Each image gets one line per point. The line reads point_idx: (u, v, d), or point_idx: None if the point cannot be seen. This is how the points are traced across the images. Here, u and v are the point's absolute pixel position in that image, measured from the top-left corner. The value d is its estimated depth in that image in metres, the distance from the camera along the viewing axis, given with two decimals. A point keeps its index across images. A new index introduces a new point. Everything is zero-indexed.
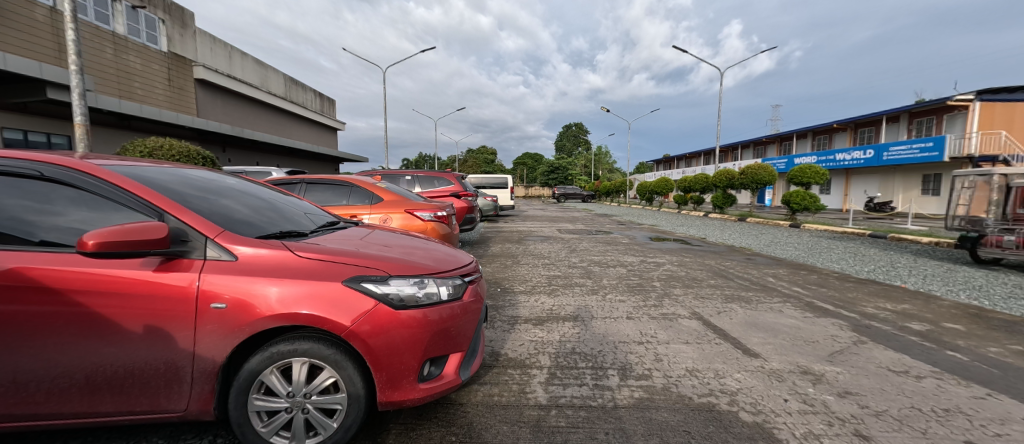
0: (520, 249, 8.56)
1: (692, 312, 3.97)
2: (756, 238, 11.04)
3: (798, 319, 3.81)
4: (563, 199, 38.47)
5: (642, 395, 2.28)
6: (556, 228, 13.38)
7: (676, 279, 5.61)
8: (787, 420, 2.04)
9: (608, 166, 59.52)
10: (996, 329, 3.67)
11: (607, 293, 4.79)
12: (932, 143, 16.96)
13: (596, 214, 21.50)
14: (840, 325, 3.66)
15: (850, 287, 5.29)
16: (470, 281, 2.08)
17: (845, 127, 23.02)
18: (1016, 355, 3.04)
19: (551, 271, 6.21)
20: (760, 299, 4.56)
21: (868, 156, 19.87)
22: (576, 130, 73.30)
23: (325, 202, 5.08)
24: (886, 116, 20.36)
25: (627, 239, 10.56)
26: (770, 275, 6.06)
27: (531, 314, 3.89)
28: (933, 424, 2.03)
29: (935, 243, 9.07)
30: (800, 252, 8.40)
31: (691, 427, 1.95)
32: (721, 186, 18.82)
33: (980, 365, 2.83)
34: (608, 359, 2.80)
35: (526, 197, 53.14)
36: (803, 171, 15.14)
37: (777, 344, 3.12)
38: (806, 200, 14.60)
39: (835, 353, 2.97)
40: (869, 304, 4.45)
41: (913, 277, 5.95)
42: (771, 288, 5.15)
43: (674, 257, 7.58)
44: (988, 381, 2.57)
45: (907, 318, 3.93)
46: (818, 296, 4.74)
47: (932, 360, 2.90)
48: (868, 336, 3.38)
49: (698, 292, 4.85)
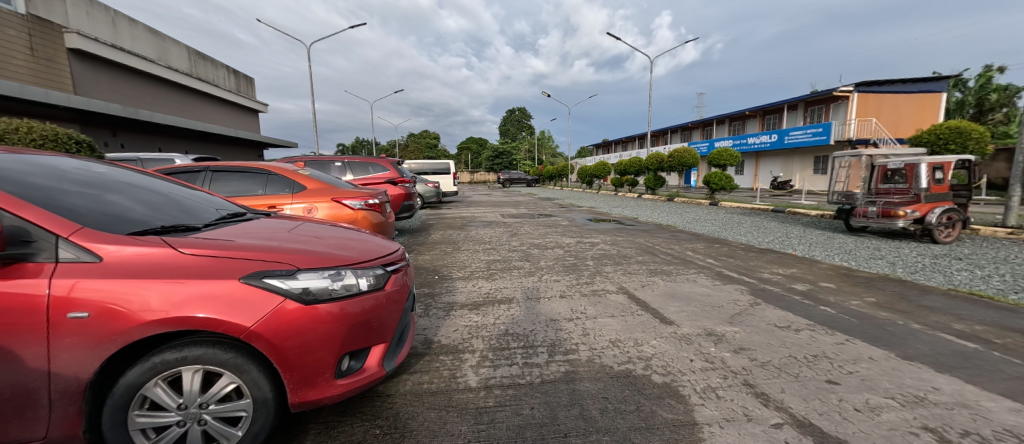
0: (462, 235, 8.51)
1: (620, 287, 4.26)
2: (680, 216, 12.02)
3: (710, 287, 4.24)
4: (508, 184, 38.45)
5: (569, 368, 2.41)
6: (499, 212, 13.50)
7: (608, 256, 5.97)
8: (691, 377, 2.28)
9: (550, 150, 60.64)
10: (857, 284, 4.44)
11: (543, 274, 4.96)
12: (821, 129, 19.58)
13: (538, 197, 21.92)
14: (741, 290, 4.16)
15: (752, 256, 6.01)
16: (393, 271, 2.02)
17: (755, 115, 25.70)
18: (869, 305, 3.70)
19: (490, 255, 6.26)
20: (678, 271, 4.99)
21: (772, 139, 22.41)
22: (518, 114, 73.26)
23: (237, 192, 4.56)
24: (787, 104, 23.01)
25: (566, 222, 10.95)
26: (690, 249, 6.66)
27: (468, 300, 3.90)
28: (804, 368, 2.40)
29: (821, 215, 10.57)
30: (716, 228, 9.28)
31: (609, 393, 2.11)
32: (652, 168, 20.04)
33: (843, 316, 3.39)
34: (539, 338, 2.90)
35: (470, 182, 52.57)
36: (720, 154, 16.69)
37: (690, 311, 3.46)
38: (723, 180, 16.11)
39: (735, 315, 3.37)
40: (766, 269, 5.12)
41: (802, 245, 6.92)
42: (689, 261, 5.67)
43: (608, 237, 8.05)
44: (848, 329, 3.10)
45: (793, 280, 4.60)
46: (726, 266, 5.33)
47: (809, 315, 3.42)
48: (762, 298, 3.87)
49: (626, 268, 5.19)
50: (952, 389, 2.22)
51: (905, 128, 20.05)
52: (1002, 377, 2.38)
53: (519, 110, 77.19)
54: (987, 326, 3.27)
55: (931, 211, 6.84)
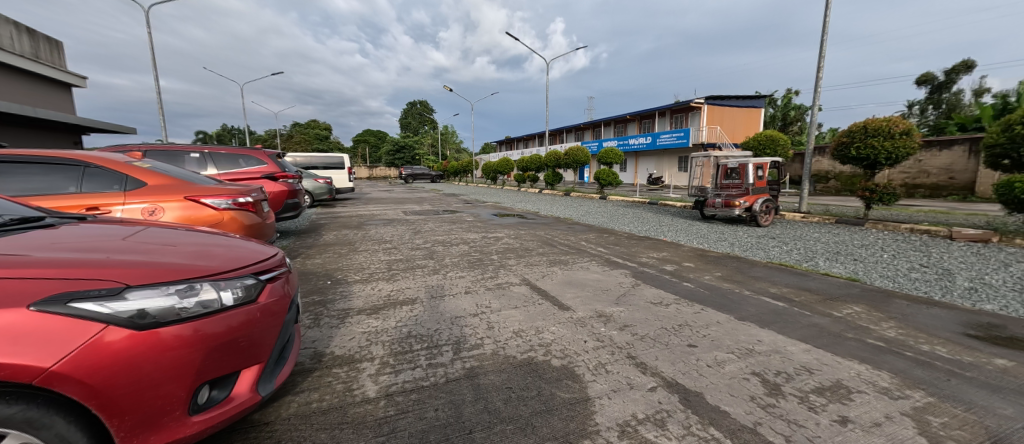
0: (359, 235, 7.88)
1: (522, 279, 4.43)
2: (575, 209, 13.03)
3: (600, 273, 4.68)
4: (411, 180, 36.83)
5: (474, 363, 2.42)
6: (402, 210, 12.88)
7: (511, 250, 6.16)
8: (584, 357, 2.49)
9: (454, 145, 60.00)
10: (709, 262, 5.39)
11: (448, 271, 4.89)
12: (682, 134, 23.28)
13: (443, 194, 21.51)
14: (625, 273, 4.69)
15: (634, 243, 6.85)
16: (268, 280, 1.74)
17: (634, 119, 29.20)
18: (717, 279, 4.54)
19: (390, 255, 5.93)
20: (574, 260, 5.40)
21: (647, 141, 25.83)
22: (420, 108, 70.67)
23: (34, 190, 3.44)
24: (658, 111, 26.68)
25: (471, 217, 10.97)
26: (584, 239, 7.28)
27: (366, 304, 3.62)
28: (672, 336, 2.83)
29: (684, 206, 12.54)
30: (605, 219, 10.29)
31: (512, 383, 2.17)
32: (550, 165, 21.27)
33: (699, 289, 4.09)
34: (443, 336, 2.84)
35: (368, 178, 49.01)
36: (607, 153, 18.55)
37: (584, 296, 3.78)
38: (610, 176, 17.95)
39: (620, 296, 3.79)
40: (645, 254, 5.88)
41: (670, 232, 8.11)
42: (583, 250, 6.18)
43: (511, 231, 8.31)
44: (703, 300, 3.74)
45: (664, 262, 5.37)
46: (613, 253, 5.95)
47: (676, 290, 4.03)
48: (641, 279, 4.44)
49: (528, 260, 5.42)
50: (769, 339, 2.87)
51: (739, 134, 24.93)
52: (798, 326, 3.16)
53: (420, 103, 74.55)
54: (790, 288, 4.28)
55: (756, 201, 8.61)
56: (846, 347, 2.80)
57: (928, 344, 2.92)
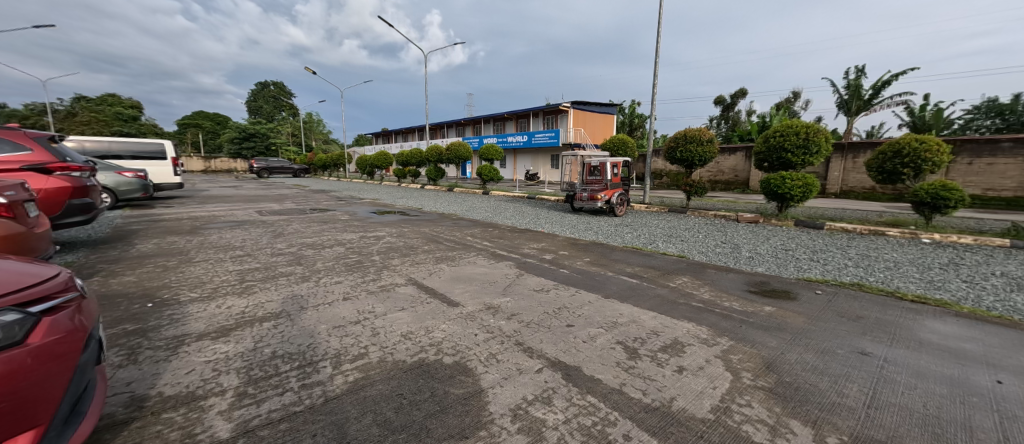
0: (196, 242, 6.37)
1: (408, 279, 4.23)
2: (459, 205, 13.06)
3: (487, 266, 4.80)
4: (266, 175, 31.45)
5: (356, 375, 2.21)
6: (255, 209, 10.90)
7: (394, 249, 5.83)
8: (476, 350, 2.52)
9: (321, 136, 53.52)
10: (580, 250, 6.05)
11: (321, 277, 4.35)
12: (553, 134, 25.55)
13: (309, 190, 18.98)
14: (510, 265, 4.91)
15: (516, 236, 7.22)
16: (46, 312, 1.26)
17: (511, 118, 30.70)
18: (587, 264, 5.13)
19: (243, 263, 4.97)
20: (461, 256, 5.41)
21: (523, 139, 27.56)
22: (274, 90, 60.75)
23: None
24: (532, 112, 28.59)
25: (345, 216, 9.97)
26: (469, 234, 7.35)
27: (212, 326, 2.96)
28: (554, 320, 3.09)
29: (557, 200, 13.76)
30: (488, 214, 10.57)
31: (403, 389, 2.06)
32: (432, 160, 20.80)
33: (573, 274, 4.56)
34: (319, 351, 2.52)
35: (204, 172, 39.96)
36: (488, 149, 19.08)
37: (472, 290, 3.82)
38: (492, 172, 18.50)
39: (507, 287, 3.96)
40: (526, 246, 6.26)
41: (547, 224, 8.82)
42: (469, 245, 6.24)
43: (393, 229, 7.86)
44: (577, 283, 4.18)
45: (544, 252, 5.82)
46: (498, 246, 6.17)
47: (555, 277, 4.41)
48: (525, 269, 4.71)
49: (413, 259, 5.20)
50: (629, 312, 3.39)
51: (598, 136, 28.52)
52: (648, 298, 3.81)
53: (274, 85, 64.07)
54: (641, 267, 5.12)
55: (613, 195, 10.04)
56: (679, 311, 3.49)
57: (729, 301, 3.86)
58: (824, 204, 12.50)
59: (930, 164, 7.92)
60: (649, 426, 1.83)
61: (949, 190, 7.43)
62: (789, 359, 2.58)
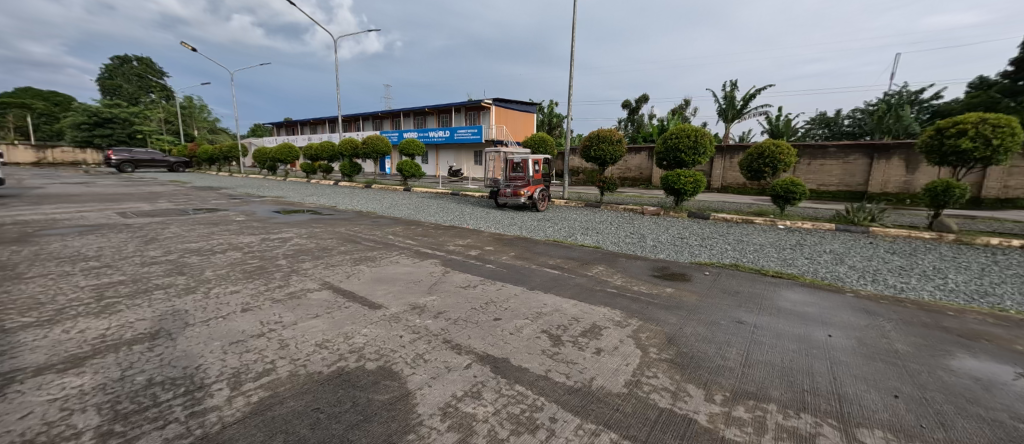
0: (29, 253, 5.05)
1: (321, 283, 3.89)
2: (378, 202, 12.35)
3: (411, 265, 4.64)
4: (132, 169, 26.13)
5: (262, 394, 1.98)
6: (118, 211, 9.01)
7: (304, 252, 5.31)
8: (401, 352, 2.43)
9: (206, 124, 46.15)
10: (504, 244, 6.17)
11: (213, 287, 3.79)
12: (475, 130, 25.56)
13: (193, 187, 16.27)
14: (436, 263, 4.81)
15: (441, 233, 7.09)
16: None
17: (433, 112, 29.89)
18: (512, 258, 5.26)
19: (102, 277, 4.09)
20: (382, 256, 5.15)
21: (446, 135, 27.10)
22: (139, 67, 50.55)
23: None
24: (454, 107, 28.18)
25: (241, 216, 8.77)
26: (390, 233, 7.01)
27: (60, 356, 2.39)
28: (481, 315, 3.12)
29: (481, 196, 13.80)
30: (410, 211, 10.19)
31: (319, 403, 1.90)
32: (346, 154, 19.32)
33: (500, 269, 4.65)
34: (213, 372, 2.19)
35: (37, 165, 31.70)
36: (409, 144, 18.35)
37: (395, 290, 3.66)
38: (413, 168, 17.83)
39: (432, 285, 3.87)
40: (452, 242, 6.19)
41: (472, 220, 8.81)
42: (391, 244, 5.96)
43: (302, 229, 7.15)
44: (503, 278, 4.27)
45: (469, 248, 5.81)
46: (421, 244, 5.99)
47: (481, 273, 4.44)
48: (450, 266, 4.66)
49: (327, 261, 4.80)
50: (552, 301, 3.56)
51: (520, 134, 29.23)
52: (568, 288, 4.05)
53: (139, 61, 53.28)
54: (562, 259, 5.42)
55: (534, 191, 10.42)
56: (596, 297, 3.78)
57: (638, 286, 4.28)
58: (710, 198, 14.50)
59: (782, 164, 9.67)
60: (572, 406, 1.96)
61: (796, 185, 9.17)
62: (685, 333, 2.96)
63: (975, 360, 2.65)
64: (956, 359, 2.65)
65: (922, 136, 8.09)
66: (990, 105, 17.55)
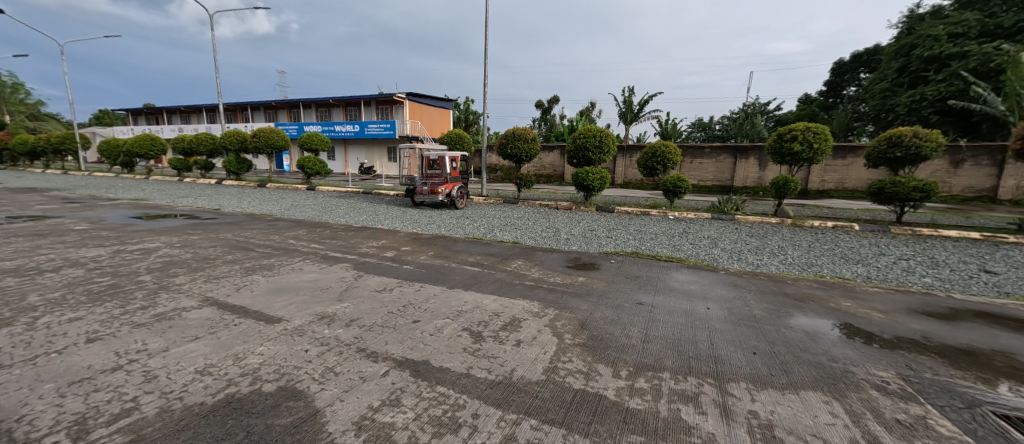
0: None
1: (203, 299, 3.33)
2: (275, 203, 11.01)
3: (317, 272, 4.22)
4: None
5: (121, 440, 1.62)
6: None
7: (179, 264, 4.49)
8: (306, 368, 2.21)
9: (24, 108, 35.96)
10: (422, 244, 5.99)
11: (43, 315, 2.98)
12: (388, 125, 24.28)
13: (6, 190, 12.59)
14: (346, 267, 4.46)
15: (352, 235, 6.59)
16: None
17: (338, 105, 27.52)
18: (431, 257, 5.13)
19: None
20: (281, 263, 4.59)
21: (355, 129, 25.27)
22: None
23: None
24: (362, 100, 26.29)
25: (84, 224, 7.04)
26: (291, 237, 6.30)
27: None
28: (398, 318, 2.99)
29: (396, 195, 13.16)
30: (315, 212, 9.29)
31: (203, 439, 1.63)
32: (232, 149, 16.80)
33: (418, 269, 4.50)
34: (45, 423, 1.73)
35: None
36: (311, 138, 16.64)
37: (298, 301, 3.30)
38: (317, 164, 16.23)
39: (343, 292, 3.57)
40: (364, 245, 5.79)
41: (387, 220, 8.38)
42: (292, 249, 5.36)
43: (176, 237, 6.03)
44: (422, 278, 4.14)
45: (384, 250, 5.51)
46: (329, 248, 5.49)
47: (398, 274, 4.25)
48: (362, 270, 4.35)
49: (210, 273, 4.12)
50: (472, 299, 3.57)
51: (436, 130, 28.50)
52: (488, 284, 4.10)
53: None
54: (482, 255, 5.45)
55: (452, 188, 10.30)
56: (515, 291, 3.89)
57: (553, 277, 4.52)
58: (614, 193, 15.90)
59: (670, 162, 11.05)
60: (493, 400, 1.99)
61: (681, 181, 10.55)
62: (596, 317, 3.21)
63: (807, 317, 3.36)
64: (794, 318, 3.33)
65: (768, 141, 9.87)
66: (813, 116, 22.28)
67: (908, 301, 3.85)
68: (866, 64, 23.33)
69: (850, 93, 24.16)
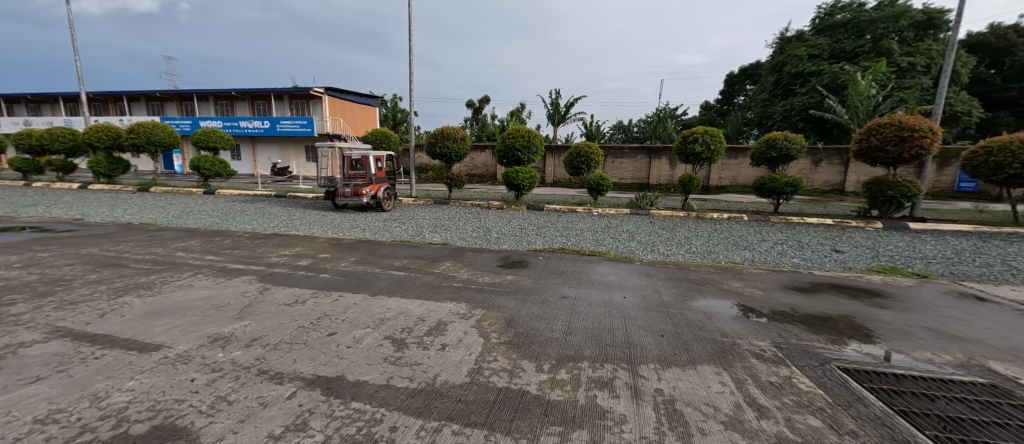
0: None
1: (53, 330, 2.73)
2: (162, 210, 9.47)
3: (212, 287, 3.70)
4: None
5: None
6: None
7: (18, 289, 3.62)
8: (191, 400, 1.91)
9: None
10: (343, 250, 5.58)
11: None
12: (305, 122, 22.31)
13: None
14: (249, 280, 3.97)
15: (259, 243, 5.91)
16: None
17: (243, 98, 24.51)
18: (351, 264, 4.82)
19: None
20: (166, 280, 3.94)
21: (265, 126, 22.79)
22: None
23: None
24: (273, 93, 23.75)
25: None
26: (180, 249, 5.46)
27: None
28: (310, 333, 2.74)
29: (315, 198, 12.12)
30: (214, 220, 8.18)
31: None
32: (101, 146, 14.08)
33: (336, 277, 4.19)
34: None
35: None
36: (208, 135, 14.60)
37: (186, 322, 2.87)
38: (216, 165, 14.28)
39: (244, 308, 3.18)
40: (273, 254, 5.22)
41: (303, 225, 7.68)
42: (181, 263, 4.65)
43: (16, 256, 4.87)
44: (339, 287, 3.85)
45: (297, 258, 5.03)
46: (230, 259, 4.86)
47: (312, 284, 3.90)
48: (270, 282, 3.91)
49: (66, 298, 3.40)
50: (396, 305, 3.41)
51: (361, 128, 26.78)
52: (415, 288, 3.95)
53: None
54: (409, 259, 5.24)
55: (378, 189, 9.79)
56: (442, 294, 3.80)
57: (482, 277, 4.52)
58: (544, 192, 16.42)
59: (594, 162, 11.73)
60: (414, 409, 1.91)
61: (603, 180, 11.24)
62: (521, 315, 3.27)
63: (705, 299, 3.80)
64: (695, 301, 3.74)
65: (675, 144, 10.96)
66: (712, 121, 25.27)
67: (782, 279, 4.55)
68: (751, 77, 27.10)
69: (740, 102, 27.86)
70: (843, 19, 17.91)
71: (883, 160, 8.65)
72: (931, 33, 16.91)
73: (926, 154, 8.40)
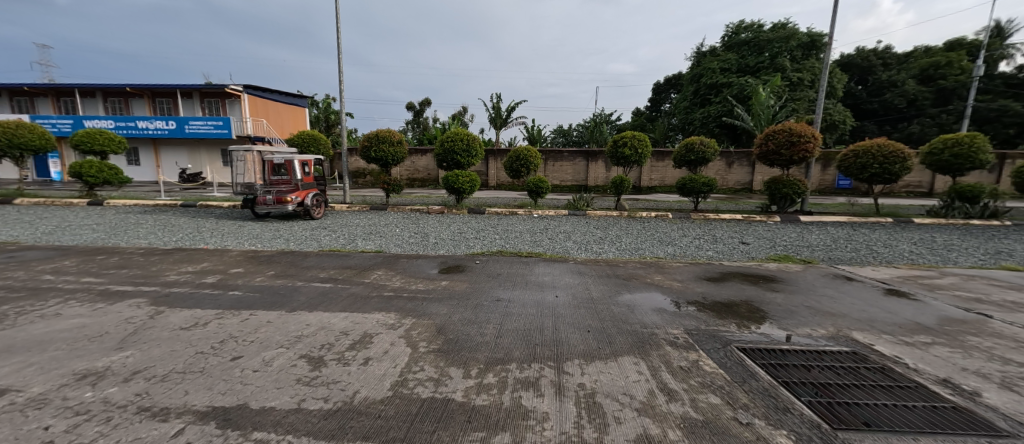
0: None
1: None
2: (27, 226, 7.91)
3: (87, 315, 3.15)
4: None
5: None
6: None
7: None
8: None
9: None
10: (259, 263, 5.07)
11: None
12: (221, 122, 20.03)
13: None
14: (137, 304, 3.44)
15: (155, 260, 5.16)
16: None
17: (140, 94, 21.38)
18: (268, 278, 4.39)
19: None
20: (22, 310, 3.27)
21: (170, 127, 20.11)
22: None
23: None
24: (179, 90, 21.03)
25: None
26: (47, 271, 4.58)
27: None
28: (208, 360, 2.43)
29: (231, 207, 10.92)
30: (99, 235, 7.02)
31: None
32: None
33: (249, 294, 3.78)
34: None
35: None
36: (92, 137, 12.52)
37: (45, 359, 2.40)
38: (104, 171, 12.25)
39: (126, 337, 2.74)
40: (172, 271, 4.59)
41: (213, 237, 6.88)
42: (48, 288, 3.89)
43: None
44: (250, 305, 3.48)
45: (202, 275, 4.46)
46: (114, 280, 4.18)
47: (218, 304, 3.48)
48: (164, 305, 3.42)
49: None
50: (316, 320, 3.16)
51: (287, 129, 24.73)
52: (340, 300, 3.70)
53: None
54: (336, 270, 4.90)
55: (305, 196, 9.07)
56: (370, 304, 3.61)
57: (415, 284, 4.36)
58: (487, 195, 16.41)
59: (533, 165, 11.95)
60: (327, 431, 1.78)
61: (541, 182, 11.53)
62: (453, 321, 3.20)
63: (629, 293, 4.02)
64: (621, 295, 3.94)
65: (607, 147, 11.54)
66: (643, 126, 27.15)
67: (698, 271, 4.98)
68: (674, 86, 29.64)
69: (665, 107, 30.29)
70: (747, 38, 20.23)
71: (779, 162, 9.89)
72: (815, 52, 19.58)
73: (811, 157, 9.76)
